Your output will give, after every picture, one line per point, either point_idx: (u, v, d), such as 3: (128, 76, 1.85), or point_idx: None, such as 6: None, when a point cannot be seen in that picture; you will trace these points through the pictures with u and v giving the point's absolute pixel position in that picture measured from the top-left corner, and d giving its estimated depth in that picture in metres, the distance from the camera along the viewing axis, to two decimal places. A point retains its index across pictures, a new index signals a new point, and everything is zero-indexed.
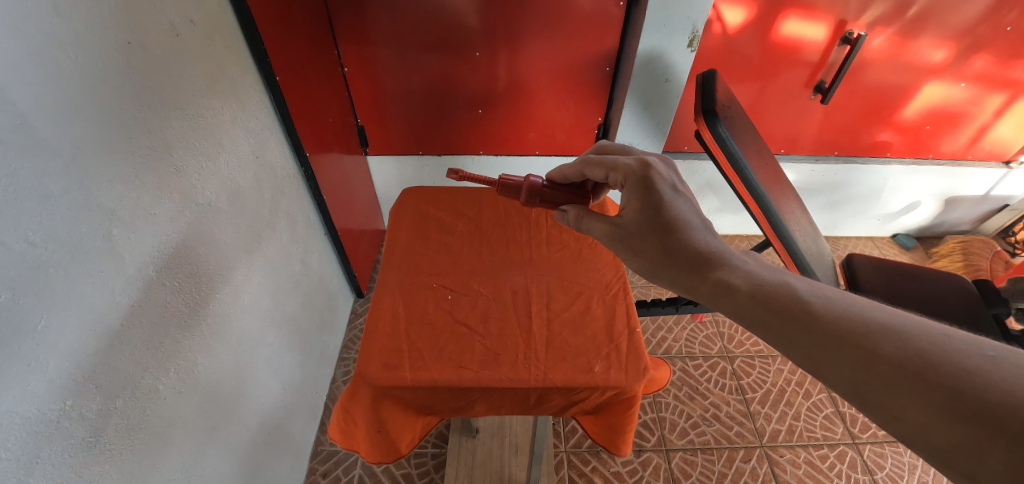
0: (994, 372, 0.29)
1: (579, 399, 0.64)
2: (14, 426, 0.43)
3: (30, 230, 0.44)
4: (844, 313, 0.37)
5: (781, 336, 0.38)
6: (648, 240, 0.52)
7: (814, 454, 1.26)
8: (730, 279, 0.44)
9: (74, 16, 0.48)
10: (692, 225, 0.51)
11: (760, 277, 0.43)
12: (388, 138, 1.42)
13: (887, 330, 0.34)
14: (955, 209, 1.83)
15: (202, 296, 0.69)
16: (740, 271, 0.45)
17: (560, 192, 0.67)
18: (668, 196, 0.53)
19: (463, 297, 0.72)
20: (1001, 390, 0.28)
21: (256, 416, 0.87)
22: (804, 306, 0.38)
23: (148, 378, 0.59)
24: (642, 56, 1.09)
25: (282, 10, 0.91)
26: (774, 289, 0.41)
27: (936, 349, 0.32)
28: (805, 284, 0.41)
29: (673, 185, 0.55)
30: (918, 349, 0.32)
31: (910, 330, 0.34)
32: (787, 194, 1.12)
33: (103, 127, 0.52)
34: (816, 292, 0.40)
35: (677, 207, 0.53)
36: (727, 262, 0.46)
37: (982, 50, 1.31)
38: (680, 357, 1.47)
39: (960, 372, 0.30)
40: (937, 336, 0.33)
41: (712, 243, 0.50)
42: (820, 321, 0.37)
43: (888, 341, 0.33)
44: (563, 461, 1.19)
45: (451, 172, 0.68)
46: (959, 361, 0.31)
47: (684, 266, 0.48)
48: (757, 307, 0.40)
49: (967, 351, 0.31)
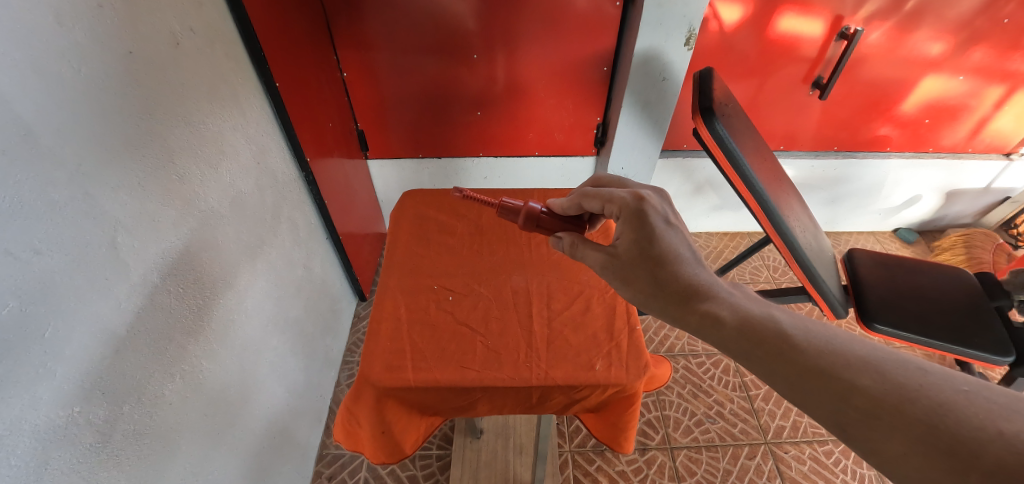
0: (966, 406, 0.34)
1: (581, 397, 0.64)
2: (24, 433, 0.44)
3: (36, 238, 0.44)
4: (824, 345, 0.41)
5: (765, 366, 0.42)
6: (641, 273, 0.54)
7: (818, 450, 1.26)
8: (718, 312, 0.47)
9: (75, 27, 0.48)
10: (683, 257, 0.54)
11: (747, 310, 0.47)
12: (388, 141, 1.42)
13: (865, 365, 0.39)
14: (956, 202, 1.83)
15: (206, 302, 0.70)
16: (728, 303, 0.48)
17: (559, 221, 0.68)
18: (660, 228, 0.55)
19: (463, 298, 0.72)
20: (972, 426, 0.33)
21: (262, 420, 0.88)
22: (787, 338, 0.43)
23: (153, 384, 0.60)
24: (639, 55, 1.09)
25: (280, 15, 0.92)
26: (760, 322, 0.45)
27: (913, 384, 0.36)
28: (788, 318, 0.45)
29: (665, 218, 0.56)
30: (895, 383, 0.37)
31: (887, 365, 0.38)
32: (787, 190, 1.12)
33: (107, 136, 0.52)
34: (798, 324, 0.44)
35: (669, 239, 0.54)
36: (715, 294, 0.50)
37: (981, 42, 1.30)
38: (683, 355, 1.47)
39: (935, 407, 0.35)
40: (913, 372, 0.37)
41: (701, 274, 0.52)
42: (802, 353, 0.41)
43: (866, 375, 0.38)
44: (568, 461, 1.20)
45: (454, 190, 0.70)
46: (933, 396, 0.35)
47: (674, 297, 0.51)
48: (742, 341, 0.44)
49: (943, 385, 0.36)
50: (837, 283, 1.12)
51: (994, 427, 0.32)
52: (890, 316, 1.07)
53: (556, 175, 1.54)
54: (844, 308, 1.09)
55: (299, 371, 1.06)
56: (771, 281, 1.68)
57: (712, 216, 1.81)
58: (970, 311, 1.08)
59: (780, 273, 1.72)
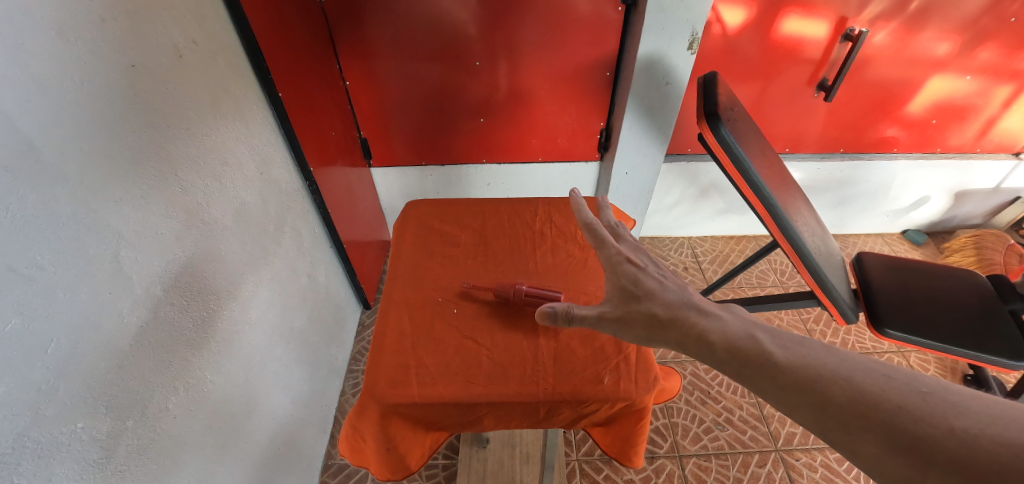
0: (923, 407, 0.34)
1: (589, 412, 0.63)
2: (25, 450, 0.43)
3: (39, 253, 0.44)
4: (800, 359, 0.41)
5: (753, 385, 0.42)
6: (634, 308, 0.53)
7: (830, 457, 1.24)
8: (707, 334, 0.46)
9: (78, 41, 0.48)
10: (669, 291, 0.54)
11: (733, 333, 0.46)
12: (391, 149, 1.42)
13: (836, 375, 0.39)
14: (965, 203, 1.80)
15: (210, 312, 0.70)
16: (717, 326, 0.47)
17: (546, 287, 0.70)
18: (640, 273, 0.57)
19: (469, 310, 0.71)
20: (928, 424, 0.33)
21: (267, 431, 0.87)
22: (766, 355, 0.42)
23: (157, 398, 0.59)
24: (642, 60, 1.09)
25: (282, 25, 0.92)
26: (745, 342, 0.44)
27: (877, 389, 0.36)
28: (770, 336, 0.44)
29: (645, 265, 0.59)
30: (860, 390, 0.37)
31: (853, 373, 0.38)
32: (794, 193, 1.11)
33: (110, 153, 0.52)
34: (778, 341, 0.43)
35: (652, 281, 0.56)
36: (704, 318, 0.49)
37: (987, 41, 1.29)
38: (690, 361, 1.45)
39: (898, 409, 0.35)
40: (877, 377, 0.37)
41: (692, 302, 0.52)
42: (779, 367, 0.41)
43: (837, 385, 0.38)
44: (575, 470, 1.18)
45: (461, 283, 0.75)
46: (895, 398, 0.35)
47: (667, 325, 0.50)
48: (734, 364, 0.43)
49: (902, 387, 0.36)
50: (846, 285, 1.10)
51: (948, 425, 0.33)
52: (901, 320, 1.05)
53: (560, 180, 1.53)
54: (855, 312, 1.07)
55: (304, 381, 1.05)
56: (778, 285, 1.67)
57: (717, 220, 1.79)
58: (983, 314, 1.06)
59: (787, 277, 1.71)
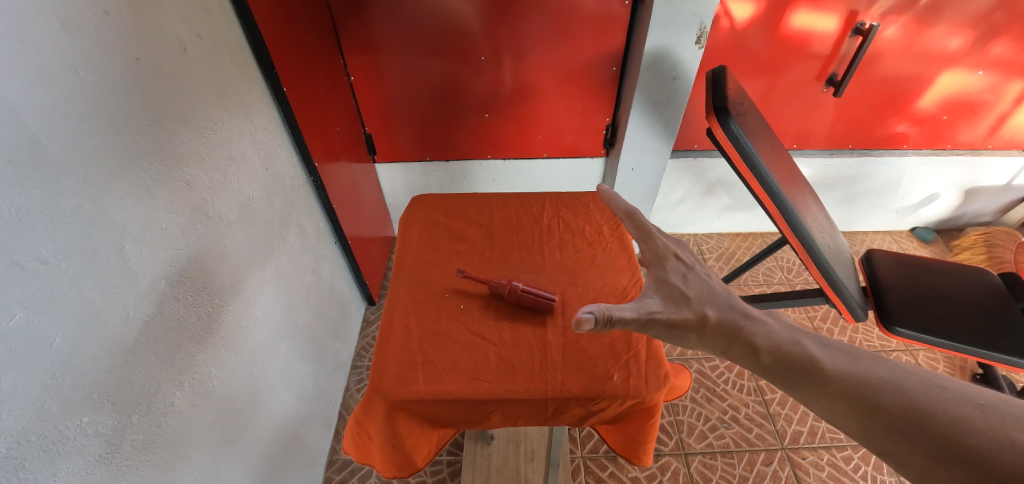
0: (981, 418, 0.35)
1: (598, 409, 0.63)
2: (32, 445, 0.43)
3: (42, 248, 0.44)
4: (850, 369, 0.44)
5: (799, 391, 0.45)
6: (683, 309, 0.53)
7: (837, 456, 1.23)
8: (755, 340, 0.49)
9: (81, 34, 0.48)
10: (717, 293, 0.55)
11: (780, 339, 0.48)
12: (395, 145, 1.41)
13: (888, 385, 0.41)
14: (975, 200, 1.78)
15: (215, 308, 0.69)
16: (764, 331, 0.50)
17: (537, 294, 0.69)
18: (688, 271, 0.58)
19: (475, 307, 0.70)
20: (985, 436, 0.34)
21: (272, 426, 0.87)
22: (814, 363, 0.45)
23: (161, 393, 0.59)
24: (650, 54, 1.07)
25: (286, 18, 0.91)
26: (791, 350, 0.47)
27: (932, 400, 0.38)
28: (817, 345, 0.47)
29: (692, 264, 0.59)
30: (913, 400, 0.39)
31: (908, 384, 0.40)
32: (804, 190, 1.10)
33: (116, 149, 0.52)
34: (825, 351, 0.46)
35: (699, 280, 0.57)
36: (750, 323, 0.51)
37: (1001, 36, 1.27)
38: (696, 359, 1.44)
39: (952, 419, 0.36)
40: (934, 389, 0.39)
41: (738, 305, 0.54)
42: (828, 377, 0.44)
43: (888, 394, 0.40)
44: (580, 467, 1.18)
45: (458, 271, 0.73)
46: (951, 409, 0.37)
47: (719, 329, 0.51)
48: (779, 368, 0.47)
49: (961, 400, 0.37)
50: (855, 283, 1.09)
51: (1008, 437, 0.33)
52: (912, 319, 1.04)
53: (565, 176, 1.52)
54: (864, 310, 1.06)
55: (309, 377, 1.05)
56: (785, 283, 1.65)
57: (723, 217, 1.77)
58: (997, 314, 1.05)
59: (795, 275, 1.69)
